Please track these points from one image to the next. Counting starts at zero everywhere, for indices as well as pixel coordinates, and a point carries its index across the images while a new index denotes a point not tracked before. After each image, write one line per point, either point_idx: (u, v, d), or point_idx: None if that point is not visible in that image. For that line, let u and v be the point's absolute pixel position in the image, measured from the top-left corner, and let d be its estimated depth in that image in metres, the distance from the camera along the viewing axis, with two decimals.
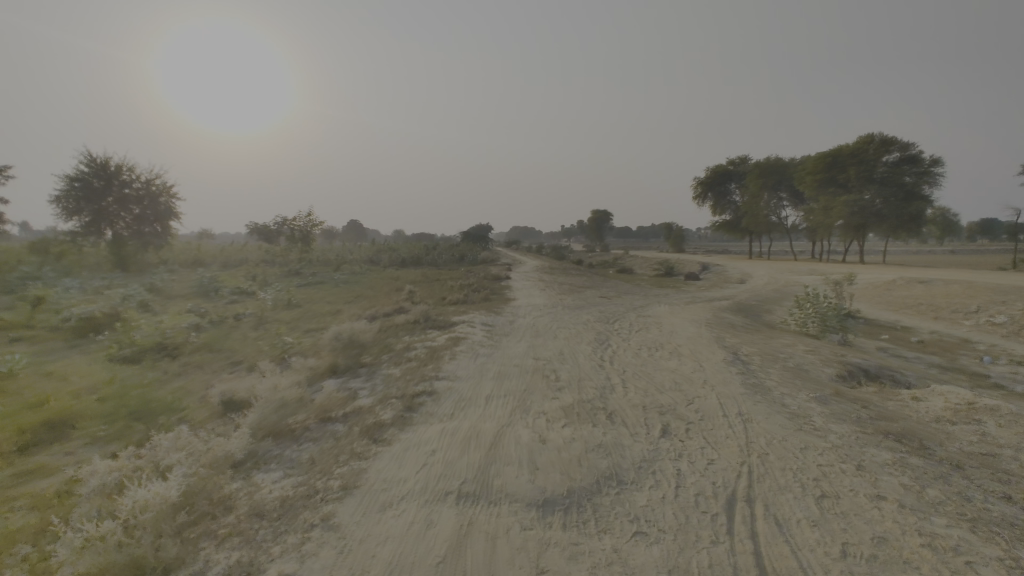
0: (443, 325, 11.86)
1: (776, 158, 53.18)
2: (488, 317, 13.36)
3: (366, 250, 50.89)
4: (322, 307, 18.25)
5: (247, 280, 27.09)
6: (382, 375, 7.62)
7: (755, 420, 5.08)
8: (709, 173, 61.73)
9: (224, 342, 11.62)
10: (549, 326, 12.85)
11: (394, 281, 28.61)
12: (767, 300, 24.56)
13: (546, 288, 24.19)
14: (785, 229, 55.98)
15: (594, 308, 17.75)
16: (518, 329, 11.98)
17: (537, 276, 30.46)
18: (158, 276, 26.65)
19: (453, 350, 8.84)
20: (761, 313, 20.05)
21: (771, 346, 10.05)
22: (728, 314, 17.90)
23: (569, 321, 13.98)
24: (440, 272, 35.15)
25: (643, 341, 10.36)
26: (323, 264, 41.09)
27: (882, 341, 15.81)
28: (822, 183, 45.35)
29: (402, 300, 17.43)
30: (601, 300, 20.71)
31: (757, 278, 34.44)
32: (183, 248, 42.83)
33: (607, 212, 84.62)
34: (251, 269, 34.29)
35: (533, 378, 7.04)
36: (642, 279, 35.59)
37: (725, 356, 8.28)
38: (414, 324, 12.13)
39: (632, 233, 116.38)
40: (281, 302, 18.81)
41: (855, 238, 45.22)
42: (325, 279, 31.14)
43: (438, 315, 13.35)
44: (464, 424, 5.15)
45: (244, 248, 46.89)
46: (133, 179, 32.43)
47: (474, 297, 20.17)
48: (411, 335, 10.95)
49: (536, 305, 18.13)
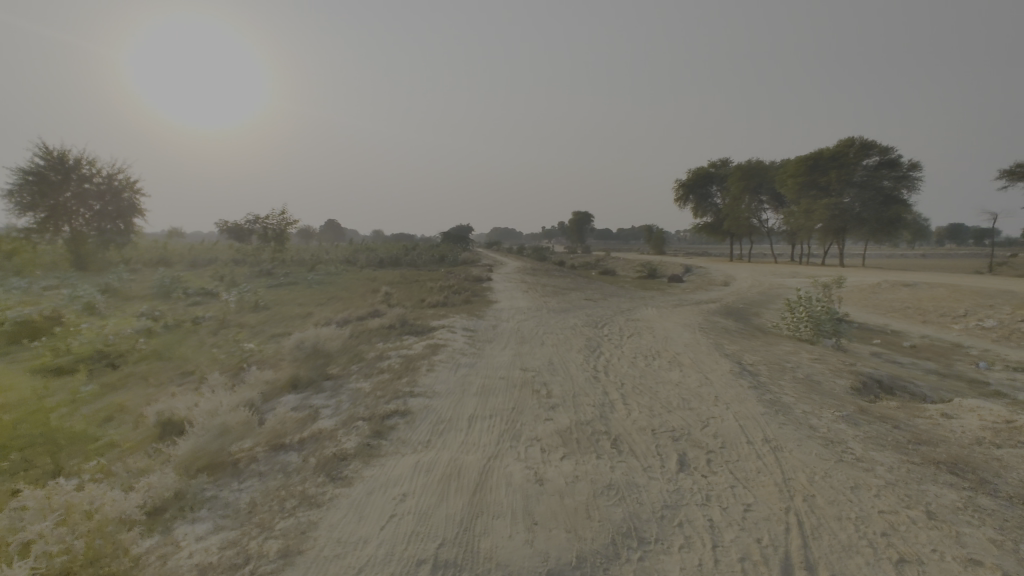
0: (420, 331, 10.94)
1: (757, 161, 53.37)
2: (470, 322, 12.49)
3: (342, 250, 49.48)
4: (291, 309, 17.13)
5: (214, 280, 25.66)
6: (349, 390, 6.72)
7: (785, 447, 4.33)
8: (690, 176, 61.75)
9: (179, 349, 10.56)
10: (535, 331, 12.05)
11: (371, 282, 27.46)
12: (753, 303, 24.16)
13: (529, 290, 23.40)
14: (765, 232, 56.24)
15: (580, 312, 17.02)
16: (502, 335, 11.14)
17: (519, 278, 29.67)
18: (116, 277, 24.99)
19: (432, 360, 7.97)
20: (749, 317, 19.56)
21: (774, 353, 9.40)
22: (718, 318, 17.34)
23: (555, 326, 13.19)
24: (419, 273, 34.09)
25: (638, 348, 9.61)
26: (297, 264, 39.61)
27: (875, 346, 15.38)
28: (803, 186, 45.53)
29: (378, 303, 16.44)
30: (586, 303, 20.00)
31: (740, 280, 34.22)
32: (148, 247, 40.86)
33: (588, 214, 84.31)
34: (220, 269, 32.68)
35: (522, 395, 6.18)
36: (625, 281, 35.03)
37: (731, 366, 7.56)
38: (389, 329, 11.20)
39: (612, 235, 116.52)
40: (247, 304, 17.63)
41: (835, 241, 45.49)
42: (298, 279, 29.79)
43: (416, 318, 12.47)
44: (443, 456, 4.28)
45: (214, 248, 45.04)
46: (94, 173, 30.70)
47: (454, 300, 19.23)
48: (386, 342, 10.03)
49: (520, 308, 17.32)
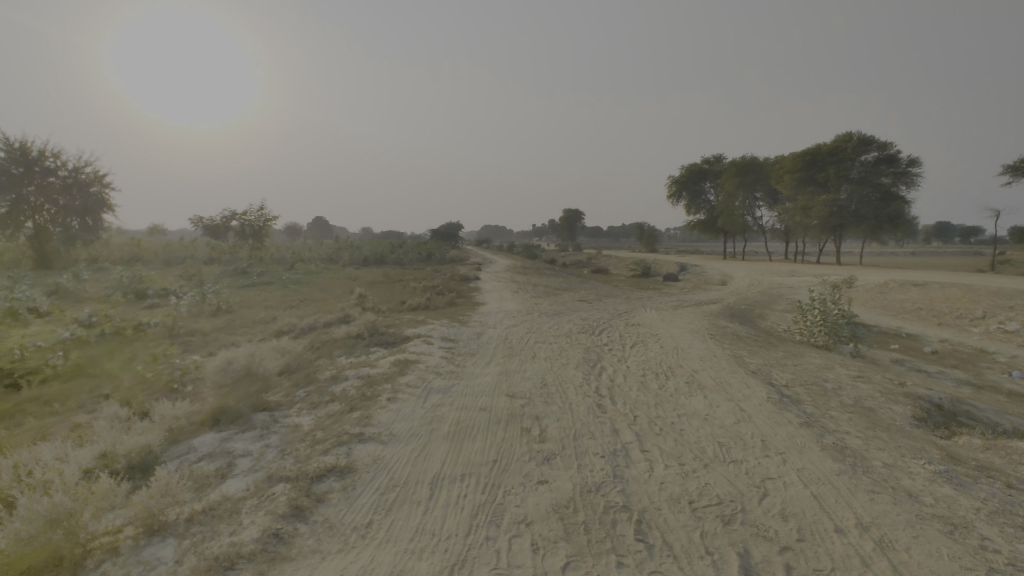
0: (391, 341, 9.41)
1: (752, 157, 52.27)
2: (452, 330, 11.00)
3: (325, 248, 47.65)
4: (256, 313, 15.50)
5: (183, 280, 23.97)
6: (285, 428, 5.22)
7: (897, 543, 2.91)
8: (683, 172, 60.56)
9: (105, 362, 8.95)
10: (525, 340, 10.57)
11: (351, 282, 25.97)
12: (755, 305, 22.85)
13: (519, 291, 21.93)
14: (759, 229, 55.24)
15: (574, 315, 15.59)
16: (487, 345, 9.63)
17: (509, 277, 28.26)
18: (77, 276, 23.25)
19: (398, 382, 6.47)
20: (754, 320, 18.24)
21: (804, 368, 8.00)
22: (723, 322, 15.99)
23: (547, 332, 11.77)
24: (405, 272, 32.58)
25: (646, 363, 8.17)
26: (277, 263, 37.91)
27: (896, 353, 14.07)
28: (800, 182, 44.46)
29: (351, 305, 14.86)
30: (580, 305, 18.56)
31: (737, 279, 33.12)
32: (119, 243, 38.76)
33: (579, 211, 82.97)
34: (192, 268, 30.90)
35: (507, 437, 4.73)
36: (619, 280, 33.72)
37: (767, 390, 6.15)
38: (355, 340, 9.65)
39: (603, 234, 115.66)
40: (207, 308, 15.97)
41: (831, 238, 44.48)
42: (274, 279, 28.11)
43: (389, 324, 10.97)
44: (383, 566, 2.81)
45: (190, 246, 43.00)
46: (58, 166, 28.81)
47: (437, 302, 17.65)
48: (348, 357, 8.50)
49: (508, 311, 15.83)
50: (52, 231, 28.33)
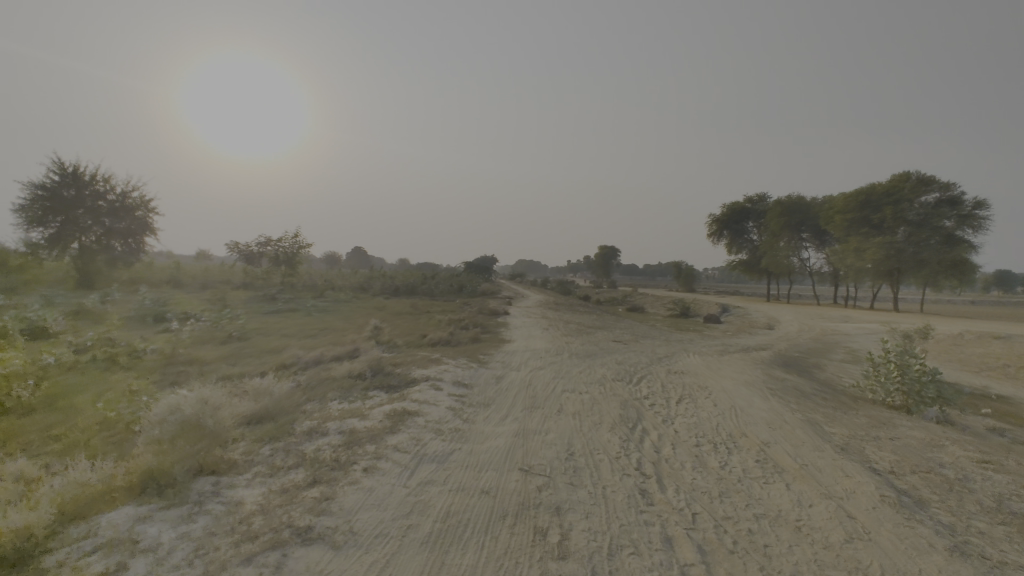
0: (396, 384, 8.14)
1: (799, 196, 50.02)
2: (468, 371, 9.68)
3: (358, 277, 47.49)
4: (267, 343, 14.58)
5: (209, 304, 23.59)
6: (223, 507, 3.95)
7: None
8: (724, 211, 58.61)
9: (79, 392, 8.00)
10: (550, 387, 9.13)
11: (376, 312, 25.15)
12: (809, 354, 20.67)
13: (549, 328, 20.51)
14: (806, 271, 52.33)
15: (607, 358, 14.05)
16: (506, 393, 8.24)
17: (539, 313, 26.94)
18: (108, 298, 23.17)
19: (385, 443, 5.16)
20: (812, 372, 16.22)
21: (904, 445, 6.27)
22: (778, 373, 14.11)
23: (577, 378, 10.31)
24: (433, 303, 31.72)
25: (699, 429, 6.60)
26: (307, 291, 37.73)
27: (994, 419, 11.86)
28: (852, 223, 41.96)
29: (365, 337, 13.81)
30: (615, 346, 16.99)
31: (785, 323, 30.81)
32: (159, 266, 39.50)
33: (615, 248, 81.50)
34: (223, 293, 30.81)
35: (512, 549, 3.31)
36: (656, 320, 31.87)
37: (874, 482, 4.53)
38: (354, 380, 8.42)
39: (639, 272, 113.35)
40: (219, 335, 15.19)
41: (888, 283, 41.39)
42: (300, 306, 27.58)
43: (398, 362, 9.75)
44: None
45: (227, 271, 43.54)
46: (108, 190, 29.34)
47: (459, 337, 16.41)
48: (341, 403, 7.26)
49: (535, 350, 14.43)
50: (96, 252, 28.54)
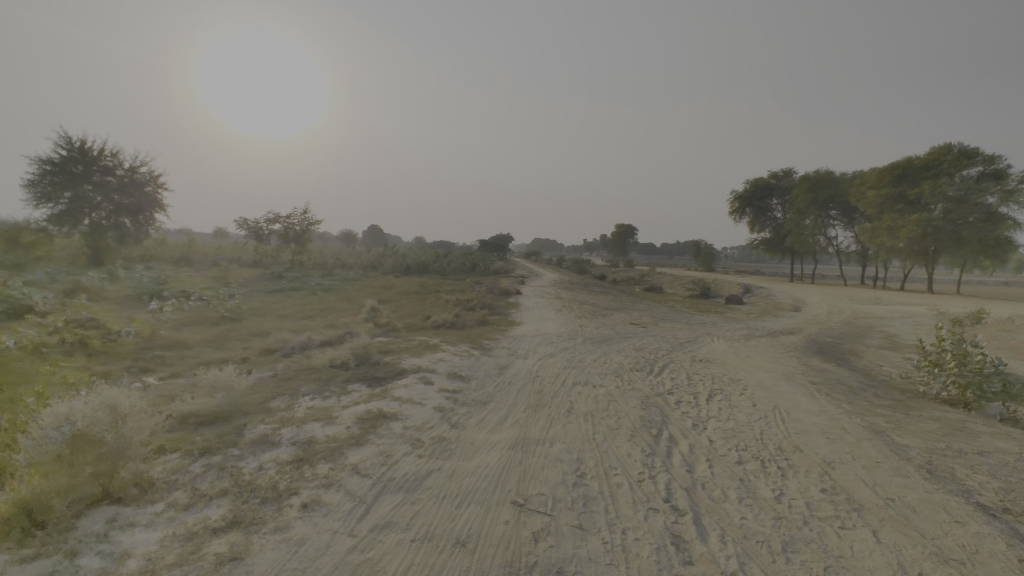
0: (380, 376, 7.04)
1: (828, 171, 47.56)
2: (468, 360, 8.56)
3: (370, 255, 46.53)
4: (260, 324, 13.64)
5: (212, 282, 22.75)
6: (101, 561, 2.87)
7: None
8: (748, 187, 56.21)
9: (27, 377, 7.09)
10: (560, 380, 7.97)
11: (383, 291, 24.16)
12: (844, 339, 19.18)
13: (562, 310, 19.32)
14: (833, 250, 50.05)
15: (625, 344, 12.85)
16: (507, 387, 7.11)
17: (553, 293, 25.76)
18: (110, 275, 22.41)
19: (345, 461, 4.07)
20: (849, 360, 14.87)
21: (1000, 464, 5.03)
22: (815, 361, 12.79)
23: (590, 368, 9.13)
24: (444, 282, 30.72)
25: (740, 439, 5.40)
26: (318, 269, 36.90)
27: None
28: (887, 199, 39.25)
29: (361, 320, 12.79)
30: (633, 330, 15.75)
31: (813, 305, 29.22)
32: (169, 244, 38.88)
33: (633, 226, 79.43)
34: (231, 270, 30.08)
35: None
36: (675, 301, 30.49)
37: (998, 535, 3.33)
38: (334, 371, 7.35)
39: (656, 251, 110.95)
40: (211, 315, 14.27)
41: (923, 263, 39.18)
42: (307, 284, 26.69)
43: (389, 349, 8.66)
44: None
45: (237, 249, 42.81)
46: (117, 163, 28.42)
47: (465, 319, 15.31)
48: (313, 400, 6.20)
49: (545, 334, 13.25)
50: (106, 228, 27.53)
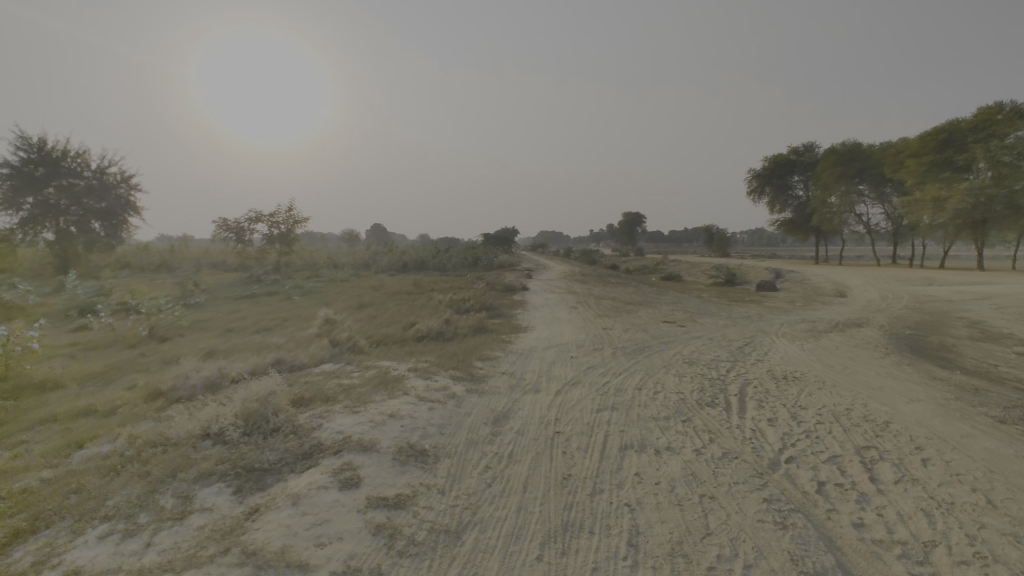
0: (266, 466, 3.79)
1: (856, 142, 43.73)
2: (444, 407, 5.26)
3: (364, 254, 43.10)
4: (190, 347, 10.38)
5: (171, 291, 19.43)
6: None
7: None
8: (767, 164, 52.36)
9: None
10: (597, 447, 4.68)
11: (368, 293, 20.88)
12: (924, 331, 15.65)
13: (578, 307, 16.00)
14: (863, 229, 46.12)
15: (671, 357, 9.49)
16: (504, 480, 3.85)
17: (564, 287, 22.39)
18: (53, 287, 19.08)
19: None
20: (957, 361, 11.45)
21: None
22: (932, 368, 9.33)
23: (639, 412, 5.85)
24: (442, 279, 27.33)
25: None
26: (305, 271, 33.59)
27: None
28: (930, 167, 35.19)
29: (312, 336, 9.52)
30: (672, 333, 12.34)
31: (860, 290, 25.70)
32: (149, 250, 35.64)
33: (641, 214, 75.81)
34: (206, 277, 26.74)
35: None
36: (702, 291, 26.96)
37: None
38: (191, 456, 4.09)
39: (666, 239, 107.03)
40: (132, 338, 10.96)
41: (969, 238, 35.34)
42: (286, 288, 23.43)
43: (316, 394, 5.44)
44: None
45: (223, 253, 39.57)
46: (85, 160, 23.54)
47: (457, 327, 12.00)
48: (94, 551, 2.95)
49: (560, 345, 9.90)
50: (75, 235, 22.93)
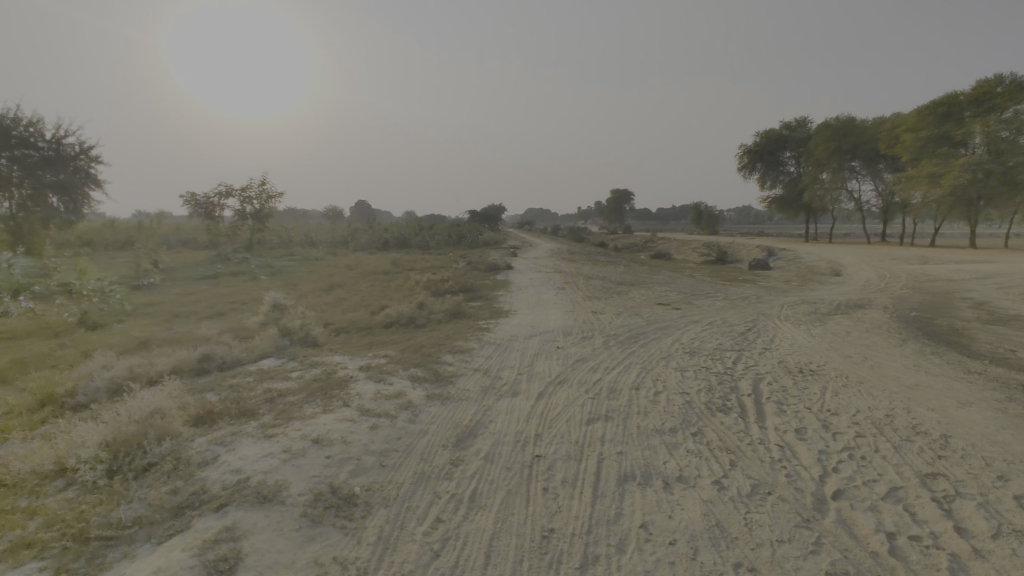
0: (112, 533, 2.61)
1: (850, 117, 42.62)
2: (392, 424, 4.10)
3: (344, 231, 41.36)
4: (122, 338, 9.00)
5: (126, 272, 17.78)
6: None
7: None
8: (758, 139, 51.10)
9: None
10: (590, 484, 3.56)
11: (342, 273, 19.51)
12: (930, 313, 14.77)
13: (565, 288, 14.86)
14: (854, 207, 45.34)
15: (670, 346, 8.40)
16: (462, 551, 2.72)
17: (551, 266, 21.24)
18: None
19: None
20: (975, 347, 10.56)
21: None
22: (959, 357, 8.34)
23: (639, 423, 4.76)
24: (423, 258, 25.94)
25: None
26: (280, 249, 31.88)
27: None
28: (927, 142, 34.10)
29: (259, 326, 8.24)
30: (668, 317, 11.26)
31: (855, 269, 24.92)
32: (113, 226, 33.51)
33: (629, 191, 74.56)
34: (172, 256, 25.04)
35: None
36: (694, 270, 25.97)
37: None
38: (18, 512, 2.87)
39: (653, 216, 106.13)
40: (59, 327, 9.52)
41: (962, 215, 34.67)
42: (255, 267, 21.91)
43: (230, 407, 4.26)
44: None
45: (194, 231, 37.57)
46: (39, 127, 21.02)
47: (431, 311, 10.77)
48: None
49: (545, 333, 8.75)
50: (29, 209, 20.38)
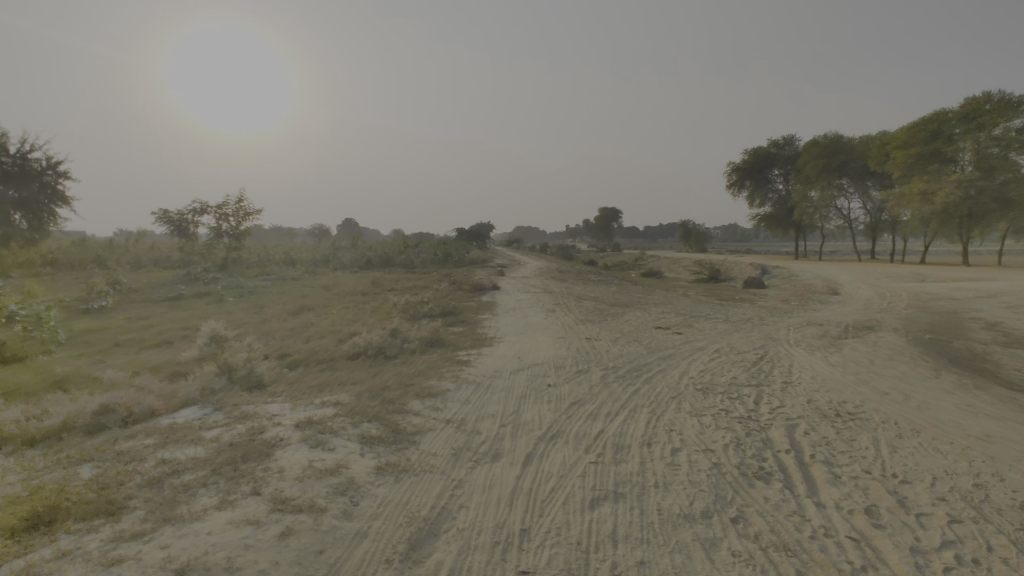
0: None
1: (838, 135, 42.49)
2: (317, 526, 2.87)
3: (326, 249, 39.99)
4: (37, 374, 7.62)
5: (79, 293, 16.32)
6: None
7: None
8: (746, 157, 50.91)
9: None
10: None
11: (316, 294, 18.22)
12: (945, 335, 13.77)
13: (555, 310, 13.70)
14: (844, 224, 45.01)
15: (678, 382, 7.22)
16: None
17: (539, 286, 20.09)
18: None
19: None
20: (1009, 375, 9.52)
21: None
22: (1008, 392, 7.25)
23: (660, 505, 3.58)
24: (405, 278, 24.76)
25: None
26: (257, 268, 30.45)
27: None
28: (918, 159, 33.77)
29: (195, 363, 6.94)
30: (670, 344, 10.12)
31: (853, 287, 24.13)
32: (81, 244, 31.82)
33: (617, 209, 74.31)
34: (137, 276, 23.58)
35: None
36: (688, 289, 24.98)
37: None
38: None
39: (642, 234, 106.14)
40: None
41: (954, 233, 34.26)
42: (225, 288, 20.51)
43: (87, 499, 2.99)
44: None
45: (169, 249, 35.95)
46: (0, 139, 19.38)
47: (406, 339, 9.53)
48: None
49: (533, 366, 7.54)
50: None
